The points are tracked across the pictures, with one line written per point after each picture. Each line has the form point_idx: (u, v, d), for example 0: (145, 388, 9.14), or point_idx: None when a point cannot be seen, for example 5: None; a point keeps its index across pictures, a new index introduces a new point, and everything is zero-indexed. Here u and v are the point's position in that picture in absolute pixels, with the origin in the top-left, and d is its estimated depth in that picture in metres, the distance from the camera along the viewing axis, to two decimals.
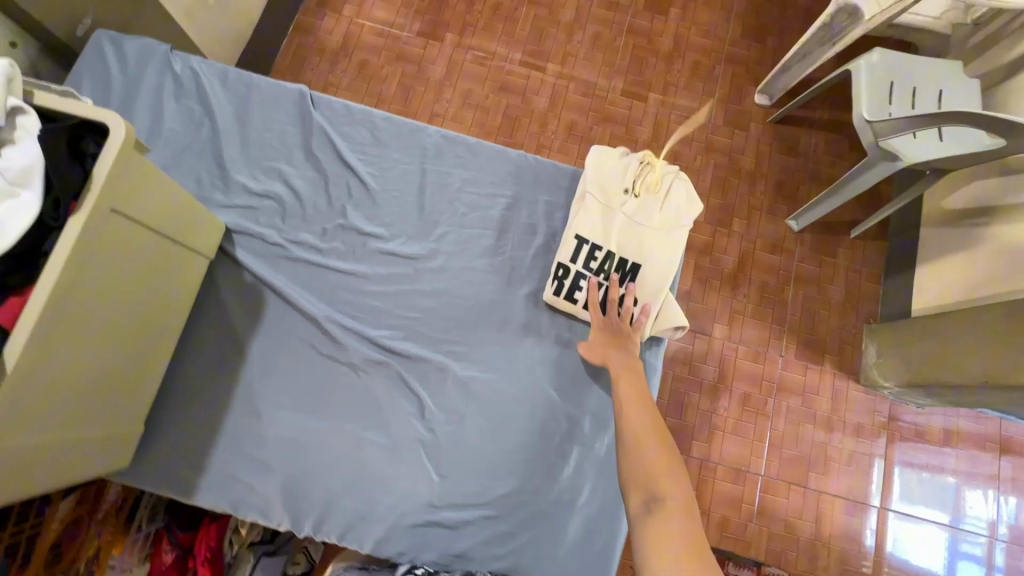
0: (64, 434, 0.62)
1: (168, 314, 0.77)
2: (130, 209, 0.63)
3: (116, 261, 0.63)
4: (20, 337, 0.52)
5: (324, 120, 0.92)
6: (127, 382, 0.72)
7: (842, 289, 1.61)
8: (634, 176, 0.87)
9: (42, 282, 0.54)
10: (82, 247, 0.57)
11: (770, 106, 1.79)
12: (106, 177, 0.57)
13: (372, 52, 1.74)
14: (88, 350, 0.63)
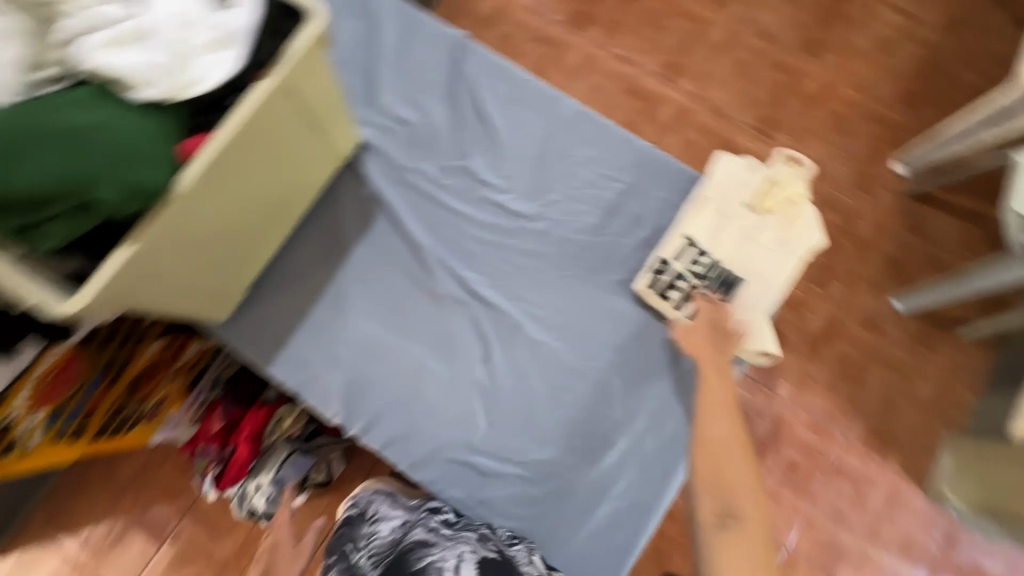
0: (189, 269, 0.70)
1: (298, 201, 0.84)
2: (303, 93, 0.69)
3: (277, 137, 0.70)
4: (193, 167, 0.60)
5: (474, 67, 0.96)
6: (249, 247, 0.79)
7: (934, 387, 1.48)
8: (758, 194, 0.86)
9: (224, 128, 0.61)
10: (259, 113, 0.64)
11: (906, 177, 1.67)
12: (297, 57, 0.64)
13: (517, 28, 1.80)
14: (233, 204, 0.70)
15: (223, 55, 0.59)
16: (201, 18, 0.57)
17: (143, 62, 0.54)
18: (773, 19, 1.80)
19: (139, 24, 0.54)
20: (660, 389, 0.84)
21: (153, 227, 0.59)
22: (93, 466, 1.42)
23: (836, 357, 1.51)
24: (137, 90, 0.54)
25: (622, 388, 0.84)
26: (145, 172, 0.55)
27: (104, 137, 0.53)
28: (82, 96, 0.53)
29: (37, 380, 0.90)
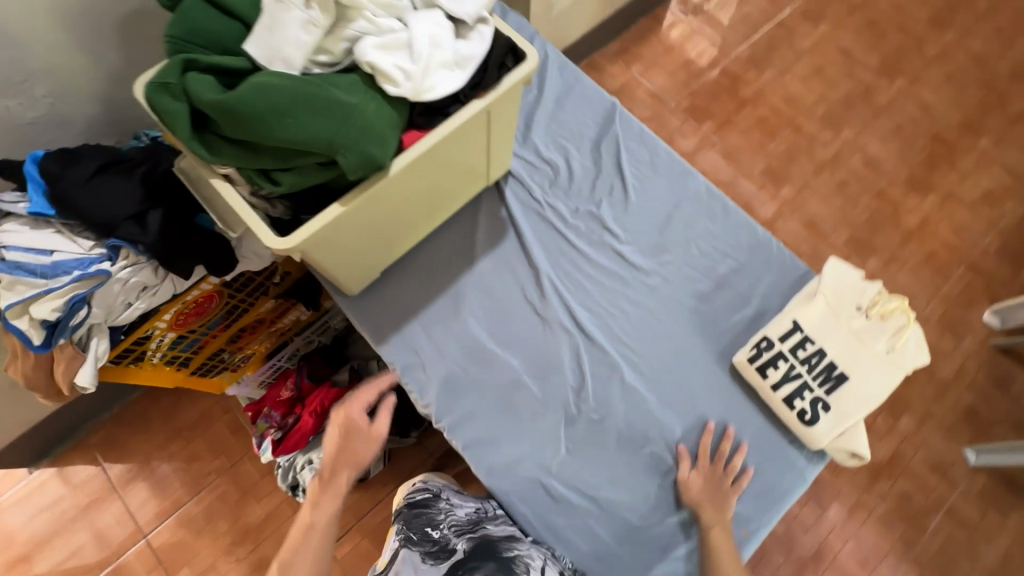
0: (360, 239, 0.81)
1: (448, 204, 0.95)
2: (496, 116, 0.81)
3: (464, 147, 0.81)
4: (407, 156, 0.71)
5: (621, 130, 1.07)
6: (401, 233, 0.89)
7: (995, 554, 1.45)
8: (869, 302, 0.90)
9: (438, 131, 0.72)
10: (466, 124, 0.75)
11: (997, 330, 1.64)
12: (509, 86, 0.75)
13: (638, 108, 1.95)
14: (411, 193, 0.81)
15: (453, 75, 0.70)
16: (448, 43, 0.69)
17: (397, 65, 0.66)
18: (883, 150, 1.88)
19: (405, 37, 0.68)
20: (741, 461, 0.89)
21: (362, 195, 0.70)
22: (161, 402, 1.50)
23: (894, 495, 1.49)
24: (387, 83, 0.66)
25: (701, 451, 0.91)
26: (376, 149, 0.65)
27: (358, 117, 0.64)
28: (350, 81, 0.66)
29: (183, 306, 0.95)
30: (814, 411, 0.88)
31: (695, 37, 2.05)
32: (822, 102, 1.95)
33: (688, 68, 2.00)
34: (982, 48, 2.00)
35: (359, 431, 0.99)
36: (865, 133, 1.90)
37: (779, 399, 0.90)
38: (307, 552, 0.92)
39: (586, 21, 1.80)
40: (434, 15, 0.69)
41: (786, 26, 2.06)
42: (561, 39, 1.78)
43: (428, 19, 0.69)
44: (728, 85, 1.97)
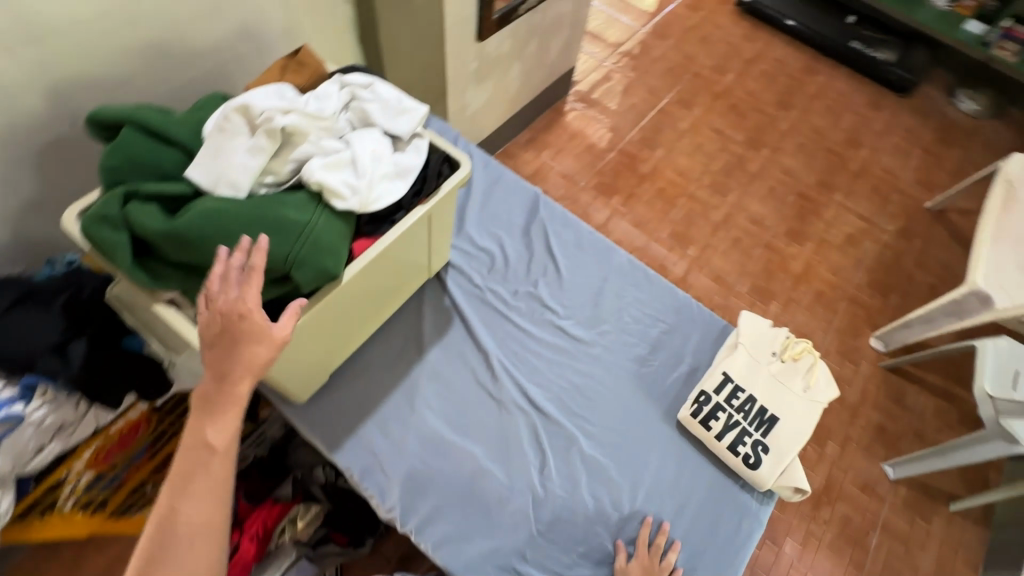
0: (316, 344, 0.85)
1: (395, 300, 1.01)
2: (436, 219, 0.91)
3: (408, 250, 0.90)
4: (356, 265, 0.78)
5: (546, 215, 1.20)
6: (354, 333, 0.94)
7: (931, 560, 1.57)
8: (781, 345, 1.04)
9: (384, 240, 0.80)
10: (409, 229, 0.84)
11: (883, 352, 1.89)
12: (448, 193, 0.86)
13: (553, 189, 2.13)
14: (361, 297, 0.87)
15: (395, 184, 0.80)
16: (388, 158, 0.79)
17: (343, 180, 0.74)
18: (762, 209, 2.18)
19: (348, 156, 0.76)
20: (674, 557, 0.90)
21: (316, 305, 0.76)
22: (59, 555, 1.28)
23: (837, 519, 1.60)
24: (335, 198, 0.73)
25: (654, 526, 0.94)
26: (330, 263, 0.71)
27: (310, 234, 0.71)
28: (300, 198, 0.73)
29: (106, 441, 0.91)
30: (756, 456, 0.96)
31: (593, 125, 2.32)
32: (706, 172, 2.25)
33: (591, 151, 2.24)
34: (820, 122, 2.44)
35: (246, 334, 0.63)
36: (745, 195, 2.20)
37: (724, 447, 0.97)
38: (202, 474, 0.61)
39: (497, 118, 1.99)
40: (374, 135, 0.79)
41: (666, 112, 2.40)
42: (476, 134, 1.94)
43: (368, 139, 0.78)
44: (628, 163, 2.23)
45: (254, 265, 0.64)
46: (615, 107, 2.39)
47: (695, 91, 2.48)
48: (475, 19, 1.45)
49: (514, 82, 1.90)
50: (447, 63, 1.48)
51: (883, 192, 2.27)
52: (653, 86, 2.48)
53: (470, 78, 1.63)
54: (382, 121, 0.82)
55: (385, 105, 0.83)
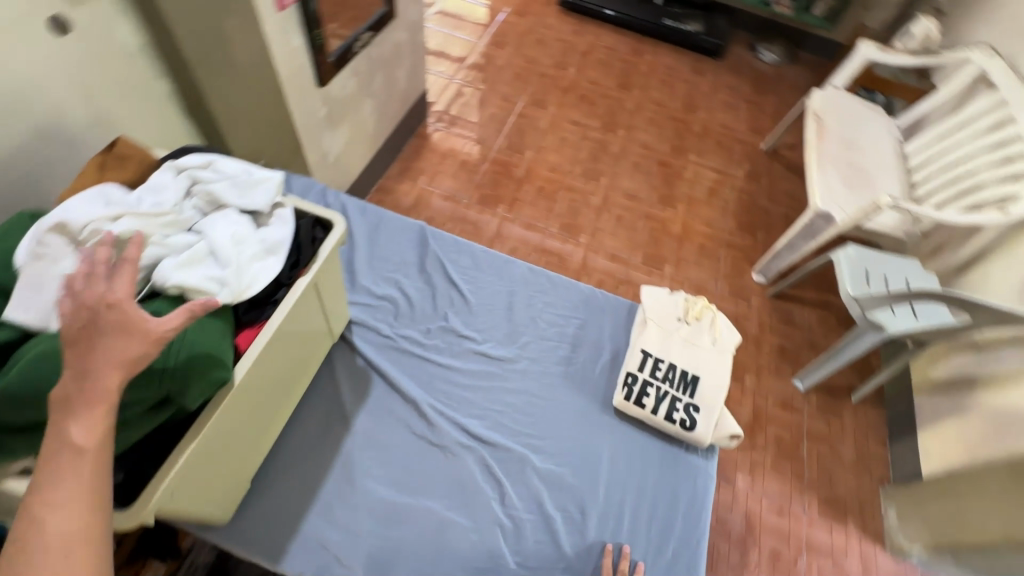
0: (231, 452, 0.83)
1: (305, 377, 0.99)
2: (323, 288, 0.93)
3: (302, 327, 0.91)
4: (248, 360, 0.78)
5: (437, 248, 1.26)
6: (271, 427, 0.93)
7: (852, 449, 1.78)
8: (683, 308, 1.18)
9: (270, 325, 0.82)
10: (294, 307, 0.86)
11: (765, 283, 2.11)
12: (325, 257, 0.90)
13: (439, 213, 2.11)
14: (267, 387, 0.87)
15: (265, 260, 0.81)
16: (252, 237, 0.80)
17: (208, 274, 0.73)
18: (633, 184, 2.34)
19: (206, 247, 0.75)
20: None
21: (214, 413, 0.75)
22: None
23: (771, 441, 1.76)
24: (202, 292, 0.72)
25: (617, 552, 0.93)
26: (216, 367, 0.73)
27: (183, 347, 0.70)
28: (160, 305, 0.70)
29: None
30: (692, 416, 1.04)
31: (460, 141, 2.35)
32: (576, 163, 2.37)
33: (465, 168, 2.26)
34: (659, 95, 2.68)
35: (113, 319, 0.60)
36: (615, 175, 2.35)
37: (661, 419, 1.04)
38: (71, 476, 0.56)
39: (362, 158, 1.94)
40: (230, 219, 0.80)
41: (525, 115, 2.50)
42: (345, 179, 1.87)
43: (224, 223, 0.79)
44: (503, 171, 2.28)
45: (128, 254, 0.64)
46: (476, 121, 2.44)
47: (545, 90, 2.61)
48: (311, 66, 1.40)
49: (370, 119, 1.87)
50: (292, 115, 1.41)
51: (726, 145, 2.54)
52: (506, 93, 2.56)
53: (322, 125, 1.57)
54: (236, 200, 0.82)
55: (234, 183, 0.83)
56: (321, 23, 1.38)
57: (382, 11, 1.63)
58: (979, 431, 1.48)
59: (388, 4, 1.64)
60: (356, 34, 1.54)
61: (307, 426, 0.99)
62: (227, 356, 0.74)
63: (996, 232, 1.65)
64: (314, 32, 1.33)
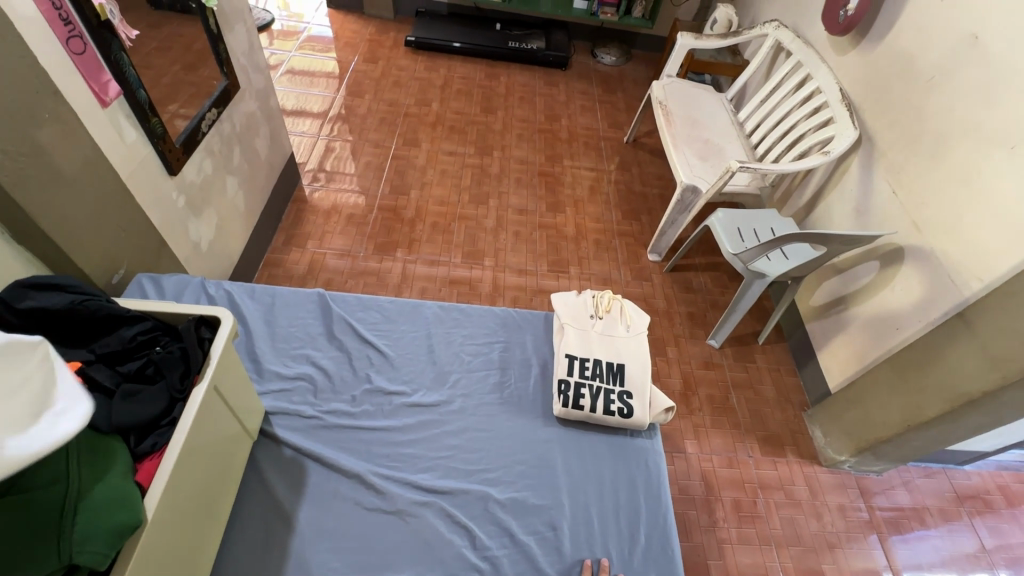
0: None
1: (229, 490, 0.91)
2: (227, 389, 0.86)
3: (212, 437, 0.83)
4: (155, 494, 0.70)
5: (342, 311, 1.23)
6: (199, 560, 0.82)
7: (771, 386, 1.96)
8: (593, 305, 1.24)
9: (173, 448, 0.74)
10: (198, 419, 0.78)
11: (661, 260, 2.28)
12: (221, 354, 0.84)
13: (337, 272, 2.04)
14: (187, 515, 0.78)
15: None
16: None
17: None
18: (521, 199, 2.43)
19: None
20: None
21: (130, 564, 0.66)
22: None
23: (705, 401, 1.89)
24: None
25: (598, 569, 0.94)
26: (124, 516, 0.65)
27: (82, 499, 0.64)
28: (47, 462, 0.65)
29: None
30: (628, 402, 1.09)
31: (341, 196, 2.30)
32: (462, 191, 2.41)
33: (353, 222, 2.21)
34: (522, 112, 2.83)
35: None
36: (502, 195, 2.43)
37: (602, 414, 1.08)
38: None
39: (239, 236, 1.83)
40: None
41: (401, 157, 2.51)
42: (225, 262, 1.75)
43: None
44: (393, 216, 2.26)
45: None
46: (352, 173, 2.40)
47: (415, 129, 2.64)
48: (156, 155, 1.31)
49: (238, 195, 1.77)
50: (147, 211, 1.30)
51: (594, 144, 2.73)
52: (376, 139, 2.56)
53: (185, 213, 1.47)
54: None
55: None
56: (157, 109, 1.29)
57: (223, 84, 1.57)
58: (862, 340, 1.71)
59: (228, 77, 1.59)
60: (200, 112, 1.46)
61: (246, 539, 0.90)
62: (135, 494, 0.68)
63: (825, 171, 1.93)
64: (151, 119, 1.24)
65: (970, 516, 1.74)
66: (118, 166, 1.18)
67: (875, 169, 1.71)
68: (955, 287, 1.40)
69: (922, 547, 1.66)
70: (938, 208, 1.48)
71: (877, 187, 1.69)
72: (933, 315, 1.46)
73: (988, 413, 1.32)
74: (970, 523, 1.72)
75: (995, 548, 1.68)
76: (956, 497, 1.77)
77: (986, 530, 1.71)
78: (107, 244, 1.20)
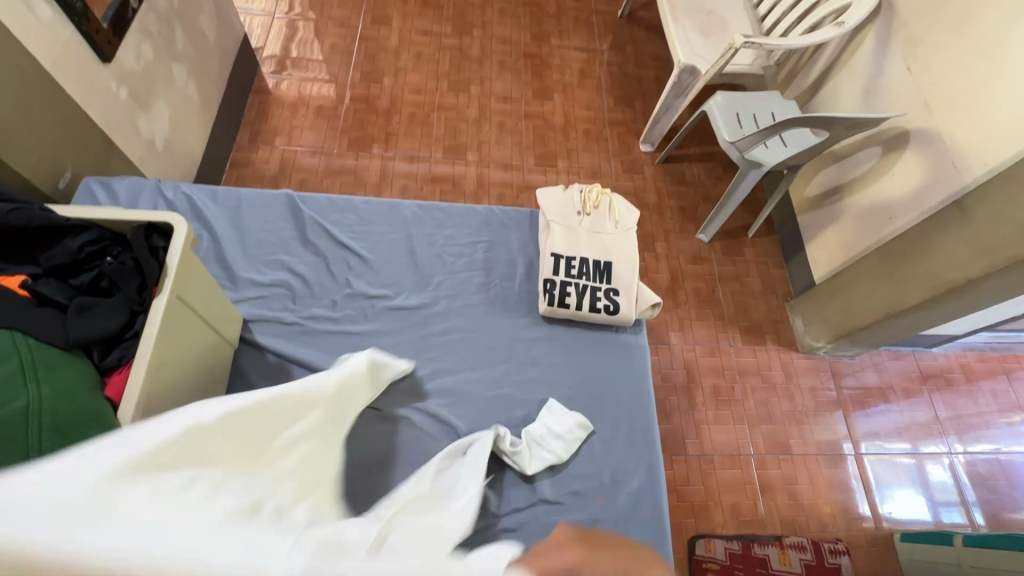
0: None
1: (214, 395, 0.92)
2: (193, 298, 0.82)
3: (184, 349, 0.80)
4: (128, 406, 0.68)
5: (313, 213, 1.17)
6: None
7: (758, 279, 1.98)
8: (580, 200, 1.19)
9: (140, 357, 0.70)
10: (165, 328, 0.73)
11: (653, 151, 2.17)
12: (179, 261, 0.76)
13: (311, 172, 1.92)
14: None
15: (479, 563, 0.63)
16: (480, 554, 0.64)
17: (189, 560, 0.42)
18: (505, 86, 2.23)
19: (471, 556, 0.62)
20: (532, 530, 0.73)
21: None
22: None
23: (690, 295, 1.92)
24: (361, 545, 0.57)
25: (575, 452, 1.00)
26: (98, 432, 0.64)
27: (46, 418, 0.61)
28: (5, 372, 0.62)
29: None
30: (614, 299, 1.09)
31: (308, 86, 2.09)
32: (440, 77, 2.20)
33: (323, 115, 2.03)
34: None
35: None
36: (485, 81, 2.22)
37: (587, 311, 1.09)
38: None
39: (199, 133, 1.68)
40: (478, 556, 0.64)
41: (369, 38, 2.24)
42: (187, 163, 1.62)
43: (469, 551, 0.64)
44: (366, 107, 2.08)
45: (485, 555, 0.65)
46: (318, 58, 2.16)
47: (383, 4, 2.34)
48: (83, 40, 1.14)
49: (189, 86, 1.59)
50: (84, 106, 1.16)
51: (585, 20, 2.46)
52: (341, 17, 2.27)
53: (131, 108, 1.32)
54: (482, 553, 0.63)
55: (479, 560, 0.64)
56: None
57: None
58: (852, 230, 1.68)
59: None
60: None
61: None
62: (105, 411, 0.67)
63: (836, 47, 1.77)
64: None
65: (930, 392, 1.86)
66: (39, 55, 1.03)
67: (892, 42, 1.56)
68: (958, 173, 1.34)
69: (882, 419, 1.80)
70: (953, 87, 1.37)
71: (890, 65, 1.56)
72: (927, 205, 1.41)
73: (965, 301, 1.34)
74: (929, 399, 1.84)
75: (948, 419, 1.82)
76: (920, 377, 1.88)
77: (943, 404, 1.84)
78: (39, 147, 1.08)
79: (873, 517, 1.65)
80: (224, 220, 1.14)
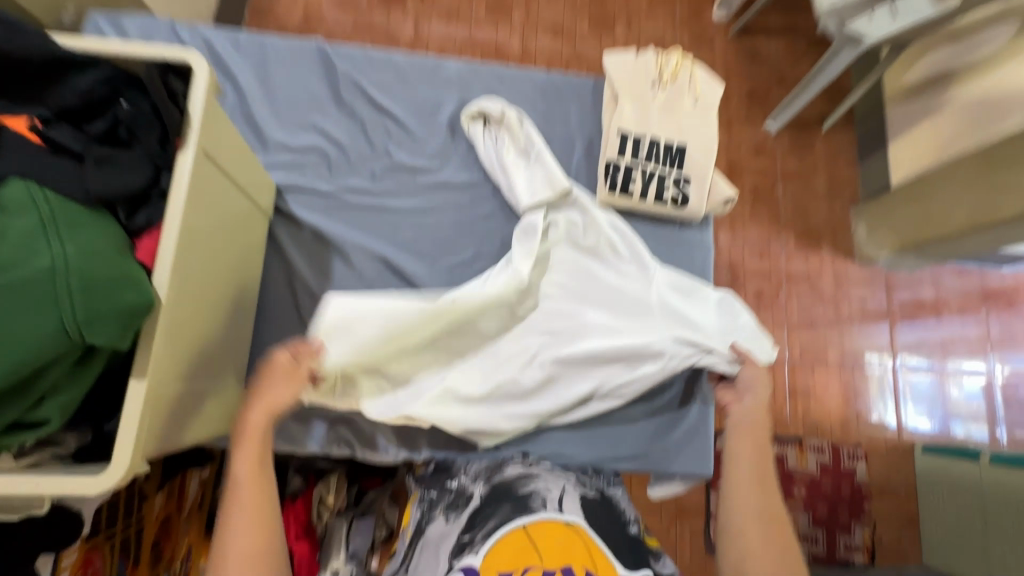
0: (197, 371, 0.74)
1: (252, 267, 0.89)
2: (219, 156, 0.74)
3: (215, 214, 0.74)
4: (161, 274, 0.63)
5: (346, 67, 1.03)
6: (232, 333, 0.84)
7: (825, 178, 1.79)
8: (657, 67, 1.03)
9: (171, 222, 0.64)
10: (193, 188, 0.67)
11: (729, 19, 1.86)
12: (202, 103, 0.68)
13: (337, 27, 1.70)
14: (207, 295, 0.74)
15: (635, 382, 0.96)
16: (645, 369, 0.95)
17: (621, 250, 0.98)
18: None
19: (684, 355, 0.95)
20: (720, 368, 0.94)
21: (156, 346, 0.62)
22: None
23: (746, 192, 1.76)
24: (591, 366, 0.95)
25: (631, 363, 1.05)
26: (132, 296, 0.58)
27: (74, 276, 0.55)
28: (21, 229, 0.54)
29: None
30: (683, 189, 0.99)
31: None
32: None
33: None
34: None
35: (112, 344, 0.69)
36: None
37: (653, 200, 0.99)
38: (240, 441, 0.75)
39: None
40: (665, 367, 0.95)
41: None
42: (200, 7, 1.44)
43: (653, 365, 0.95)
44: None
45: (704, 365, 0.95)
46: None
47: None
48: None
49: None
50: None
51: None
52: None
53: None
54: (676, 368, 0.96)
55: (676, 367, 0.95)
56: None
57: None
58: (954, 125, 1.47)
59: None
60: None
61: (277, 312, 0.94)
62: (139, 274, 0.61)
63: None
64: None
65: (989, 311, 1.75)
66: None
67: None
68: None
69: (929, 336, 1.72)
70: None
71: None
72: None
73: None
74: (985, 317, 1.74)
75: (999, 339, 1.73)
76: (982, 295, 1.76)
77: (999, 324, 1.74)
78: None
79: (897, 427, 1.66)
80: (247, 70, 1.02)
